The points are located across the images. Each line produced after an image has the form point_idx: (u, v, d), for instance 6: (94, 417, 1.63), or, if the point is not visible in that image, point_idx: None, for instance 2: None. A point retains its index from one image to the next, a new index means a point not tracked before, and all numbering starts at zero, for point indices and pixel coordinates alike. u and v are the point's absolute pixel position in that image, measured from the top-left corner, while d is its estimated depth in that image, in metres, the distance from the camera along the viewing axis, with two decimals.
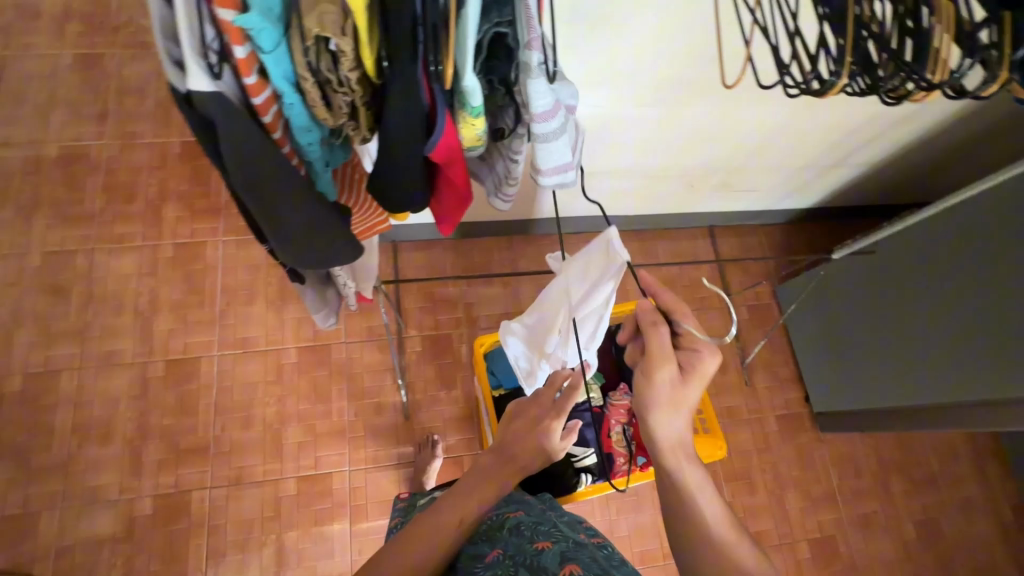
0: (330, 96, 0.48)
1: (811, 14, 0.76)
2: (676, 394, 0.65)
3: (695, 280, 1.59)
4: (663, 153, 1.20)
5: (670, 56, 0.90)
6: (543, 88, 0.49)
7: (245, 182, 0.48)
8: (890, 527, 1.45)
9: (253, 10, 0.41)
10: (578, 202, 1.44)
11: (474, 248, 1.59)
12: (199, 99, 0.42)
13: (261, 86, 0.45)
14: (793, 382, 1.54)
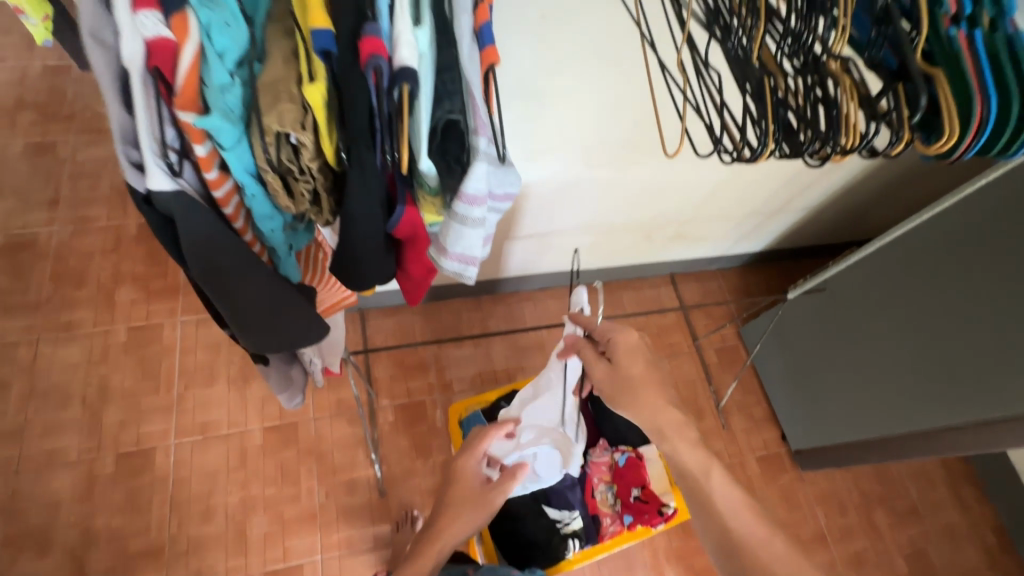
0: (292, 184, 0.49)
1: (734, 89, 0.82)
2: (633, 384, 0.74)
3: (663, 328, 1.63)
4: (617, 210, 1.26)
5: (612, 121, 0.97)
6: (496, 172, 0.51)
7: (202, 272, 0.47)
8: (882, 564, 1.43)
9: (213, 112, 0.43)
10: (543, 259, 1.48)
11: (444, 311, 1.59)
12: (163, 199, 0.44)
13: (222, 179, 0.47)
14: (769, 421, 1.56)
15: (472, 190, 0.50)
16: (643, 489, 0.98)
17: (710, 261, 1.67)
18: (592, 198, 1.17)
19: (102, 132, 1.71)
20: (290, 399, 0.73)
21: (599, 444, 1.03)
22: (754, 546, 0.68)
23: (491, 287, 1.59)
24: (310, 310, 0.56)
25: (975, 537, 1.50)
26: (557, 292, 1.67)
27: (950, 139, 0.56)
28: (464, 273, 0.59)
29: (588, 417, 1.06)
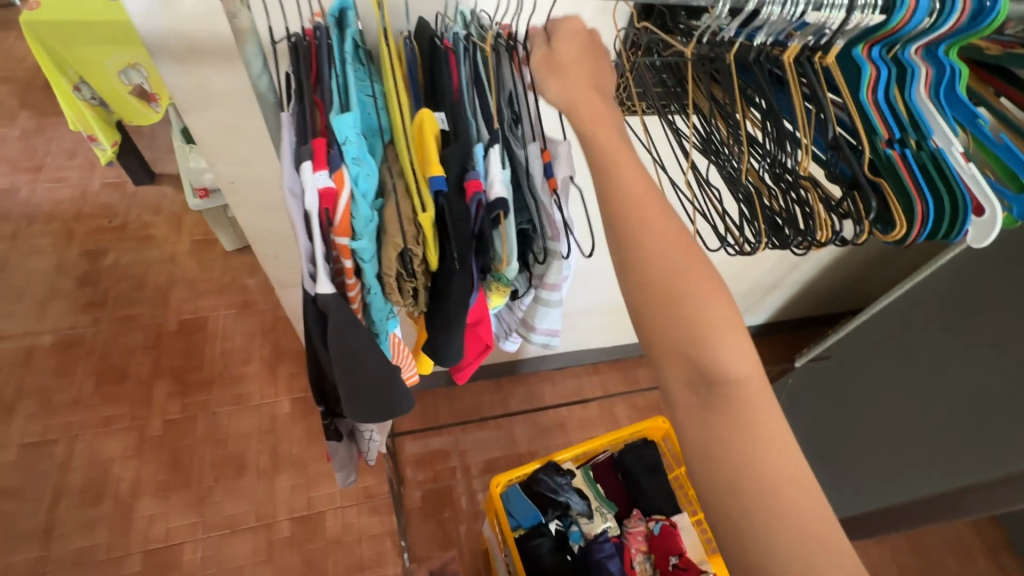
0: (403, 283, 0.48)
1: (732, 201, 1.02)
2: (574, 67, 0.49)
3: None
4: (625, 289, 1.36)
5: None
6: (551, 268, 0.55)
7: (343, 377, 0.46)
8: None
9: (363, 235, 0.43)
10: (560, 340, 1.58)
11: (466, 393, 1.65)
12: (322, 303, 0.42)
13: (354, 282, 0.46)
14: None
15: (552, 281, 0.57)
16: (681, 556, 0.95)
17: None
18: (605, 278, 1.28)
19: (151, 238, 1.89)
20: (346, 478, 0.79)
21: (634, 515, 1.04)
22: (715, 341, 0.41)
23: (511, 367, 1.67)
24: (412, 408, 0.53)
25: None
26: (574, 370, 1.74)
27: (900, 239, 0.52)
28: (550, 343, 0.67)
29: (618, 487, 1.09)
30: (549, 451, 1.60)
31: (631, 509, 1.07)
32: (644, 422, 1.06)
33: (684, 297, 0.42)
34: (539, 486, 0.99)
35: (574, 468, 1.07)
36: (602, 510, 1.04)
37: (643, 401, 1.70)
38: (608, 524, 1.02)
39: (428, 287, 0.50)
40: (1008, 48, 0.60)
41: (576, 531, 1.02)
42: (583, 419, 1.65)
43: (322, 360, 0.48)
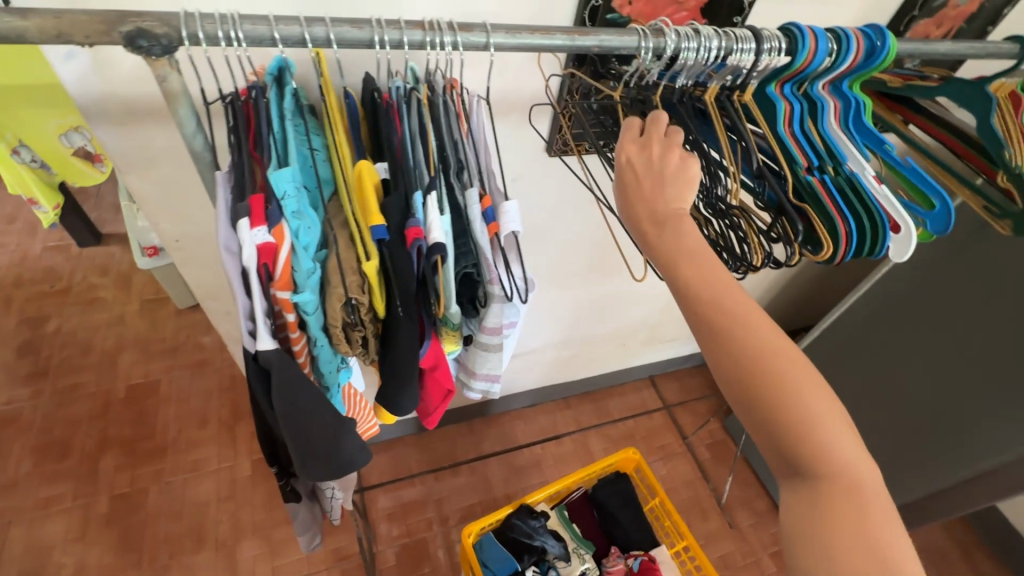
0: (350, 333, 0.48)
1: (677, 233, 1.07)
2: (660, 167, 0.49)
3: (651, 431, 1.72)
4: (587, 321, 1.38)
5: (587, 253, 1.11)
6: (496, 311, 0.56)
7: (293, 436, 0.44)
8: None
9: (306, 288, 0.43)
10: (528, 376, 1.56)
11: (438, 439, 1.61)
12: (264, 360, 0.42)
13: (300, 335, 0.45)
14: (771, 511, 1.59)
15: (491, 324, 0.57)
16: None
17: (682, 355, 1.82)
18: (566, 310, 1.29)
19: (98, 301, 1.80)
20: (307, 543, 0.74)
21: (613, 552, 1.02)
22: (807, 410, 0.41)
23: (482, 408, 1.64)
24: (369, 461, 0.51)
25: None
26: (546, 407, 1.73)
27: (828, 259, 0.55)
28: (491, 389, 0.67)
29: (594, 524, 1.07)
30: (526, 492, 1.56)
31: (610, 546, 1.05)
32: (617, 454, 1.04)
33: (775, 371, 0.41)
34: (515, 531, 0.95)
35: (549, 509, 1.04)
36: (579, 551, 1.00)
37: (616, 432, 1.70)
38: (586, 565, 0.99)
39: (377, 336, 0.49)
40: (908, 81, 0.67)
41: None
42: (558, 456, 1.63)
43: (268, 418, 0.46)
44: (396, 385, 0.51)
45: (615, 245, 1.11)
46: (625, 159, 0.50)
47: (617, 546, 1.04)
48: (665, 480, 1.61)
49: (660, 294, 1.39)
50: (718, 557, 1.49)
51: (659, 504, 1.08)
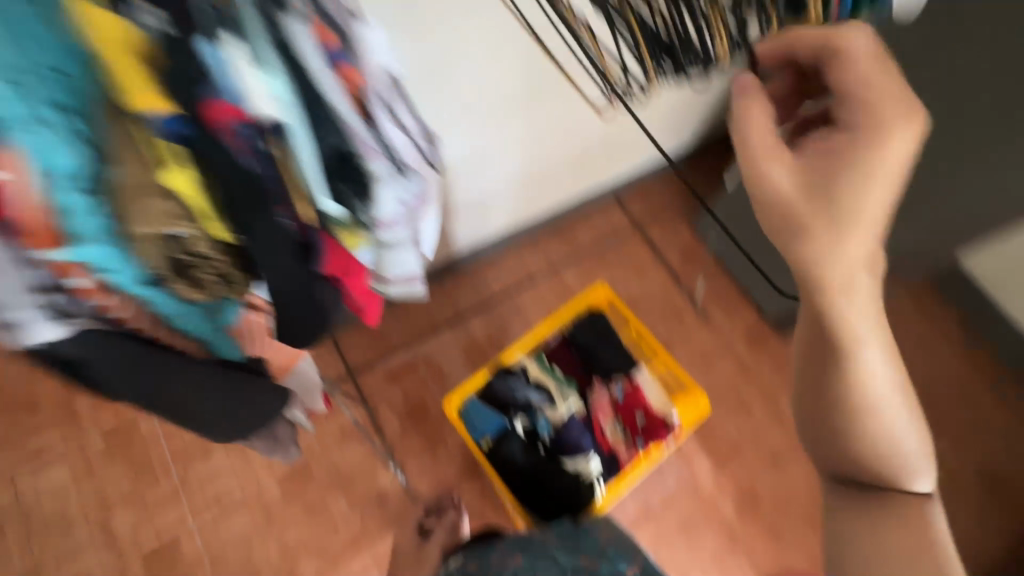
0: (196, 277, 0.44)
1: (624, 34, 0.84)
2: (762, 133, 0.53)
3: (623, 251, 1.70)
4: (540, 148, 1.23)
5: (504, 74, 0.94)
6: (388, 194, 0.47)
7: (148, 395, 0.49)
8: None
9: (91, 243, 0.36)
10: (488, 223, 1.47)
11: (412, 306, 1.57)
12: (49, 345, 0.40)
13: (105, 295, 0.40)
14: (743, 301, 1.67)
15: (387, 215, 0.48)
16: (647, 412, 1.04)
17: (648, 163, 1.70)
18: (512, 139, 1.13)
19: None
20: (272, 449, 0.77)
21: (595, 385, 1.07)
22: (877, 396, 0.58)
23: (450, 265, 1.57)
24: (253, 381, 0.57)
25: (939, 341, 1.69)
26: (515, 250, 1.66)
27: None
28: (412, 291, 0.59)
29: (575, 364, 1.08)
30: (511, 334, 1.59)
31: (593, 380, 1.08)
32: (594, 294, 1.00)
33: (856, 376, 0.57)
34: (498, 392, 1.02)
35: (529, 361, 1.06)
36: (566, 393, 1.05)
37: (589, 259, 1.68)
38: (571, 405, 1.04)
39: (235, 267, 0.45)
40: None
41: (544, 421, 1.03)
42: (536, 295, 1.63)
43: (105, 384, 0.46)
44: (290, 310, 0.50)
45: (536, 58, 0.94)
46: (744, 111, 0.54)
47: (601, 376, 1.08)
48: (642, 295, 1.65)
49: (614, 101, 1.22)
50: (697, 352, 1.60)
51: (635, 334, 1.11)
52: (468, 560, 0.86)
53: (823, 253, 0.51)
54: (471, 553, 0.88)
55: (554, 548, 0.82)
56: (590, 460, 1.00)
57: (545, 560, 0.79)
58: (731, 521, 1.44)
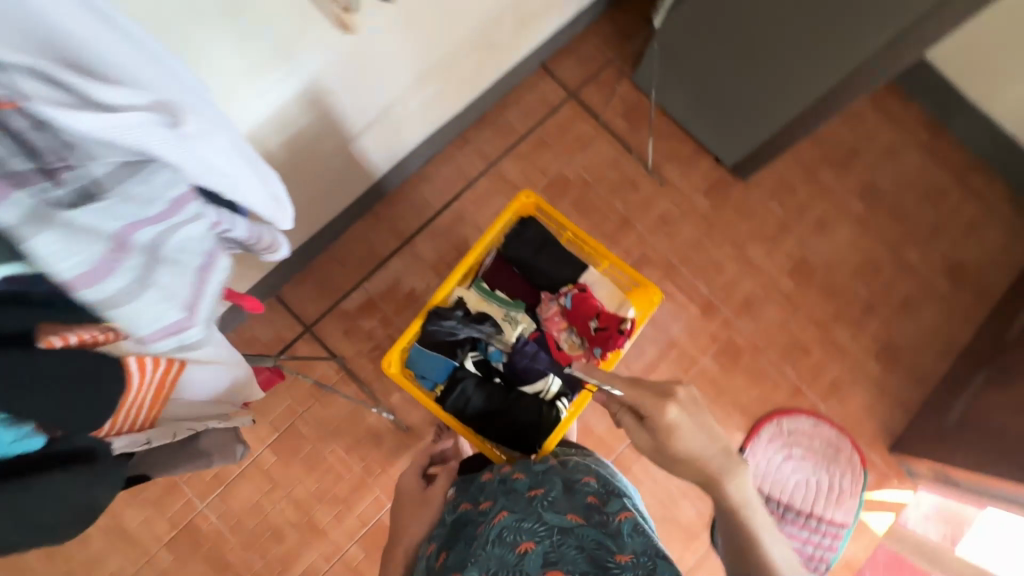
0: None
1: None
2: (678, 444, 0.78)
3: (562, 127, 1.54)
4: (430, 22, 0.97)
5: None
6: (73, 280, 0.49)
7: None
8: (838, 215, 1.56)
9: None
10: (403, 134, 1.28)
11: (352, 243, 1.46)
12: None
13: None
14: (697, 152, 1.55)
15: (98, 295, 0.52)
16: (599, 317, 0.98)
17: (572, 12, 1.44)
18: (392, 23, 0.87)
19: None
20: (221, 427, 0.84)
21: (544, 299, 1.03)
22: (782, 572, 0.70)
23: (378, 190, 1.42)
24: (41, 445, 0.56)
25: (904, 145, 1.61)
26: (445, 153, 1.51)
27: None
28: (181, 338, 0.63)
29: (517, 281, 1.05)
30: (464, 248, 1.49)
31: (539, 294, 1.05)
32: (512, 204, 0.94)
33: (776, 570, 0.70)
34: (439, 337, 0.97)
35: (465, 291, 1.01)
36: (514, 316, 1.01)
37: (527, 145, 1.53)
38: (519, 327, 1.00)
39: None
40: None
41: (495, 351, 1.01)
42: (479, 198, 1.50)
43: None
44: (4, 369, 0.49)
45: None
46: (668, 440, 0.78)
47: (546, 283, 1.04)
48: (590, 172, 1.53)
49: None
50: (657, 218, 1.53)
51: (571, 235, 1.07)
52: (465, 502, 0.86)
53: (647, 445, 0.81)
54: (469, 495, 0.87)
55: (545, 499, 0.76)
56: (550, 380, 0.99)
57: (532, 510, 0.74)
58: (714, 372, 1.48)
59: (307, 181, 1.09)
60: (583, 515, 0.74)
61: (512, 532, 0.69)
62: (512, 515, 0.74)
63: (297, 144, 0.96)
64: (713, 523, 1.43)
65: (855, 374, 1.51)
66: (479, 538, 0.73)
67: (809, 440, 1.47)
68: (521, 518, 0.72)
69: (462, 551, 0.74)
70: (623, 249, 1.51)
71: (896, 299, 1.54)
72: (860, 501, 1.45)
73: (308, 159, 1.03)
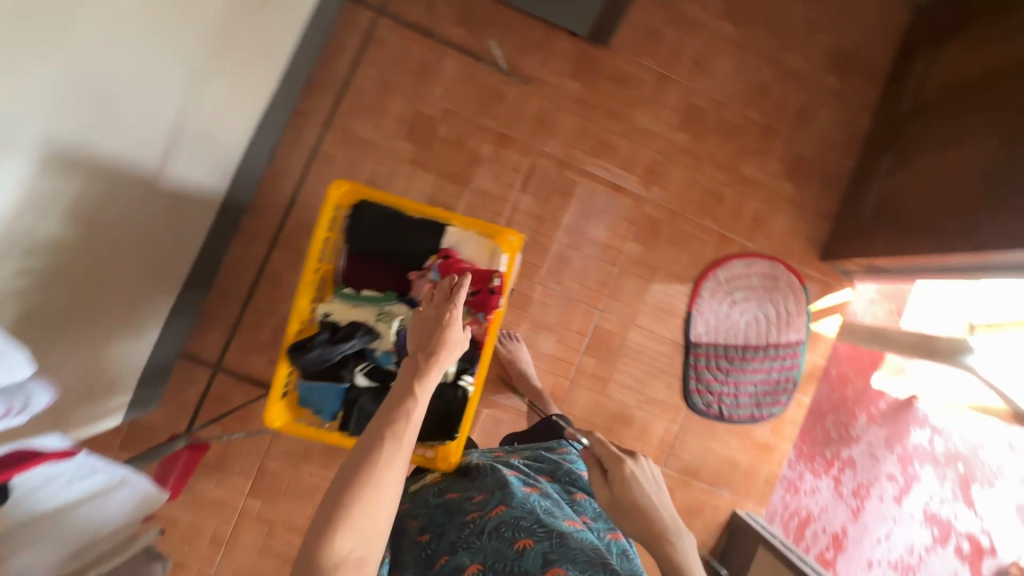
0: None
1: None
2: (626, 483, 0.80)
3: (399, 60, 1.37)
4: (148, 6, 0.76)
5: None
6: None
7: None
8: (712, 47, 1.47)
9: None
10: (220, 138, 1.10)
11: (233, 272, 1.33)
12: None
13: None
14: (550, 33, 1.41)
15: None
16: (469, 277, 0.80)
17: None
18: (90, 34, 0.67)
19: None
20: (128, 554, 0.65)
21: (413, 280, 0.82)
22: None
23: (233, 207, 1.27)
24: None
25: None
26: (288, 138, 1.34)
27: None
28: None
29: (379, 273, 0.83)
30: None
31: (406, 275, 0.84)
32: (327, 192, 0.76)
33: None
34: (309, 365, 0.74)
35: (324, 307, 0.78)
36: (388, 312, 0.79)
37: (372, 95, 1.36)
38: (398, 320, 0.78)
39: None
40: None
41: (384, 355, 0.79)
42: (344, 172, 1.36)
43: None
44: None
45: None
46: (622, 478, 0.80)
47: (414, 257, 0.83)
48: (448, 98, 1.39)
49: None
50: (534, 121, 1.42)
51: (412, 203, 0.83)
52: (452, 490, 0.86)
53: (605, 498, 0.80)
54: (457, 483, 0.88)
55: (542, 502, 0.79)
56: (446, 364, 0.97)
57: (529, 507, 0.76)
58: (642, 253, 1.47)
59: (123, 242, 0.93)
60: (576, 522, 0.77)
61: (511, 528, 0.73)
62: (510, 510, 0.75)
63: (75, 214, 0.80)
64: (683, 389, 1.48)
65: (773, 201, 1.50)
66: (474, 527, 0.75)
67: (746, 280, 1.49)
68: (520, 512, 0.75)
69: (455, 536, 0.75)
70: (512, 167, 1.42)
71: (791, 113, 1.50)
72: (807, 316, 1.51)
73: (104, 222, 0.87)
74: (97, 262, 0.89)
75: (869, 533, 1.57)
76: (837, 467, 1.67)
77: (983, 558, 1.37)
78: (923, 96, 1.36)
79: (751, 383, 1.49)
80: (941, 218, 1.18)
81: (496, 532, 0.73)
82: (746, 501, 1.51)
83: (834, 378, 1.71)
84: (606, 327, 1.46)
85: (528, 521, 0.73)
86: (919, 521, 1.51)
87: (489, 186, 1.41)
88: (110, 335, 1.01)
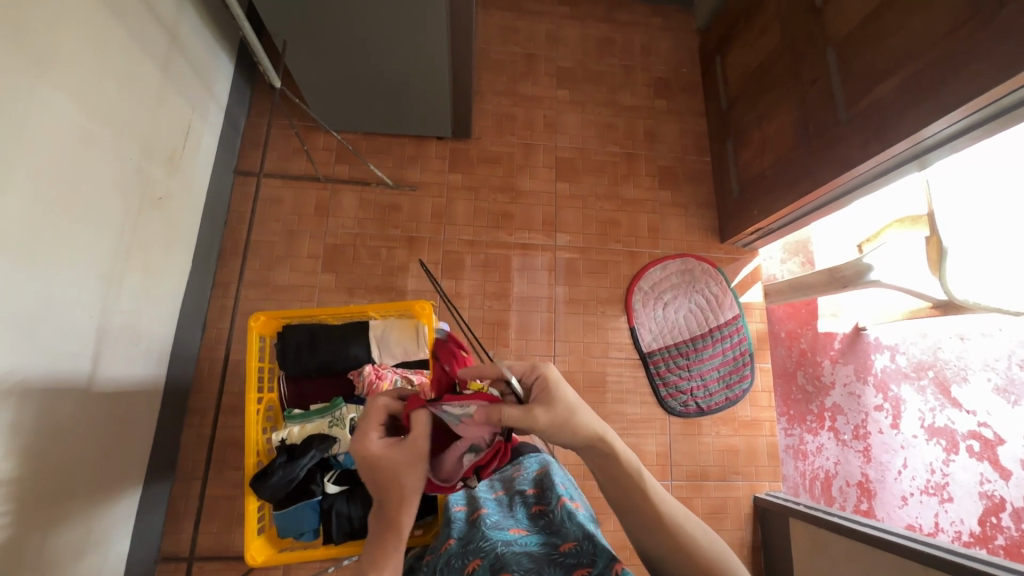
0: None
1: None
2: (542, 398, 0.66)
3: (298, 208, 1.51)
4: (35, 237, 0.84)
5: None
6: None
7: None
8: (556, 110, 1.72)
9: None
10: (144, 328, 1.16)
11: (196, 451, 1.32)
12: None
13: None
14: (420, 143, 1.62)
15: None
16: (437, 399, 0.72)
17: (214, 113, 1.38)
18: None
19: None
20: None
21: (354, 378, 0.91)
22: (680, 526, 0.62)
23: (178, 389, 1.30)
24: None
25: (560, 27, 1.81)
26: (216, 308, 1.42)
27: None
28: None
29: (320, 385, 0.92)
30: None
31: (347, 376, 0.92)
32: (250, 329, 0.86)
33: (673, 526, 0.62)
34: (277, 490, 0.79)
35: (278, 433, 0.84)
36: (339, 415, 0.86)
37: (282, 245, 1.48)
38: (349, 419, 0.86)
39: None
40: None
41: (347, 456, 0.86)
42: None
43: None
44: None
45: None
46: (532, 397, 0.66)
47: (348, 356, 0.91)
48: (351, 223, 1.53)
49: (37, 104, 0.82)
50: (433, 216, 1.57)
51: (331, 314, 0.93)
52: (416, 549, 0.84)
53: (543, 421, 0.63)
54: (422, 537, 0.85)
55: (490, 521, 0.75)
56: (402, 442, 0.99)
57: (476, 533, 0.73)
58: (570, 292, 1.58)
59: (65, 460, 0.93)
60: (527, 529, 0.74)
61: (460, 556, 0.69)
62: (457, 543, 0.73)
63: (12, 444, 0.81)
64: (657, 398, 1.53)
65: (660, 209, 1.69)
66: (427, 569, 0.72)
67: (667, 281, 1.63)
68: (466, 542, 0.72)
69: None
70: (427, 261, 1.54)
71: (642, 137, 1.74)
72: (732, 292, 1.64)
73: (43, 446, 0.88)
74: (45, 486, 0.88)
75: (889, 470, 1.52)
76: (829, 417, 1.68)
77: (997, 449, 1.31)
78: (733, 91, 1.64)
79: (713, 368, 1.57)
80: (783, 172, 1.38)
81: (447, 564, 0.69)
82: (762, 482, 1.52)
83: (785, 338, 1.79)
84: (565, 368, 1.53)
85: (474, 545, 0.70)
86: (925, 440, 1.46)
87: (413, 284, 1.51)
88: (74, 562, 0.97)
